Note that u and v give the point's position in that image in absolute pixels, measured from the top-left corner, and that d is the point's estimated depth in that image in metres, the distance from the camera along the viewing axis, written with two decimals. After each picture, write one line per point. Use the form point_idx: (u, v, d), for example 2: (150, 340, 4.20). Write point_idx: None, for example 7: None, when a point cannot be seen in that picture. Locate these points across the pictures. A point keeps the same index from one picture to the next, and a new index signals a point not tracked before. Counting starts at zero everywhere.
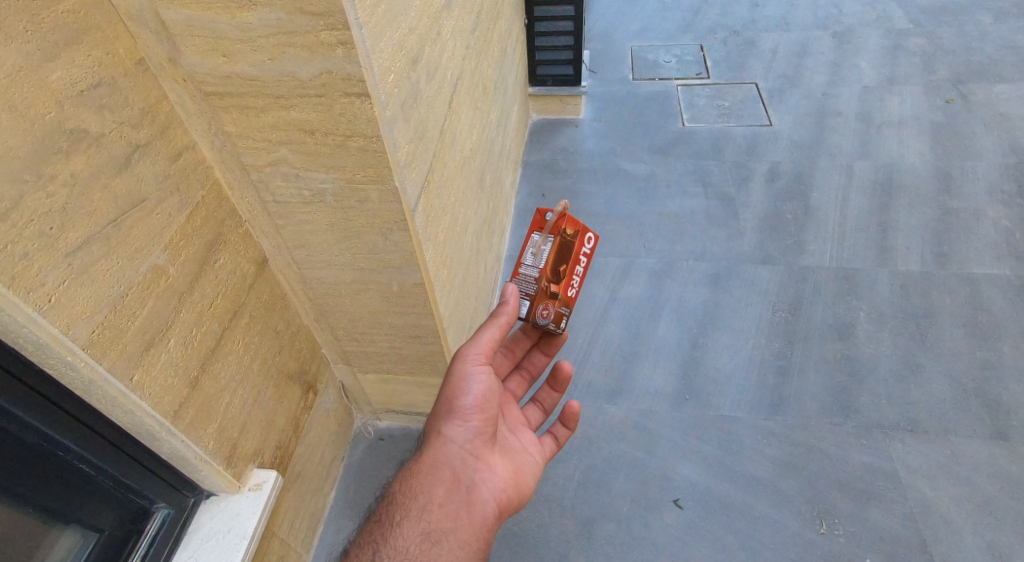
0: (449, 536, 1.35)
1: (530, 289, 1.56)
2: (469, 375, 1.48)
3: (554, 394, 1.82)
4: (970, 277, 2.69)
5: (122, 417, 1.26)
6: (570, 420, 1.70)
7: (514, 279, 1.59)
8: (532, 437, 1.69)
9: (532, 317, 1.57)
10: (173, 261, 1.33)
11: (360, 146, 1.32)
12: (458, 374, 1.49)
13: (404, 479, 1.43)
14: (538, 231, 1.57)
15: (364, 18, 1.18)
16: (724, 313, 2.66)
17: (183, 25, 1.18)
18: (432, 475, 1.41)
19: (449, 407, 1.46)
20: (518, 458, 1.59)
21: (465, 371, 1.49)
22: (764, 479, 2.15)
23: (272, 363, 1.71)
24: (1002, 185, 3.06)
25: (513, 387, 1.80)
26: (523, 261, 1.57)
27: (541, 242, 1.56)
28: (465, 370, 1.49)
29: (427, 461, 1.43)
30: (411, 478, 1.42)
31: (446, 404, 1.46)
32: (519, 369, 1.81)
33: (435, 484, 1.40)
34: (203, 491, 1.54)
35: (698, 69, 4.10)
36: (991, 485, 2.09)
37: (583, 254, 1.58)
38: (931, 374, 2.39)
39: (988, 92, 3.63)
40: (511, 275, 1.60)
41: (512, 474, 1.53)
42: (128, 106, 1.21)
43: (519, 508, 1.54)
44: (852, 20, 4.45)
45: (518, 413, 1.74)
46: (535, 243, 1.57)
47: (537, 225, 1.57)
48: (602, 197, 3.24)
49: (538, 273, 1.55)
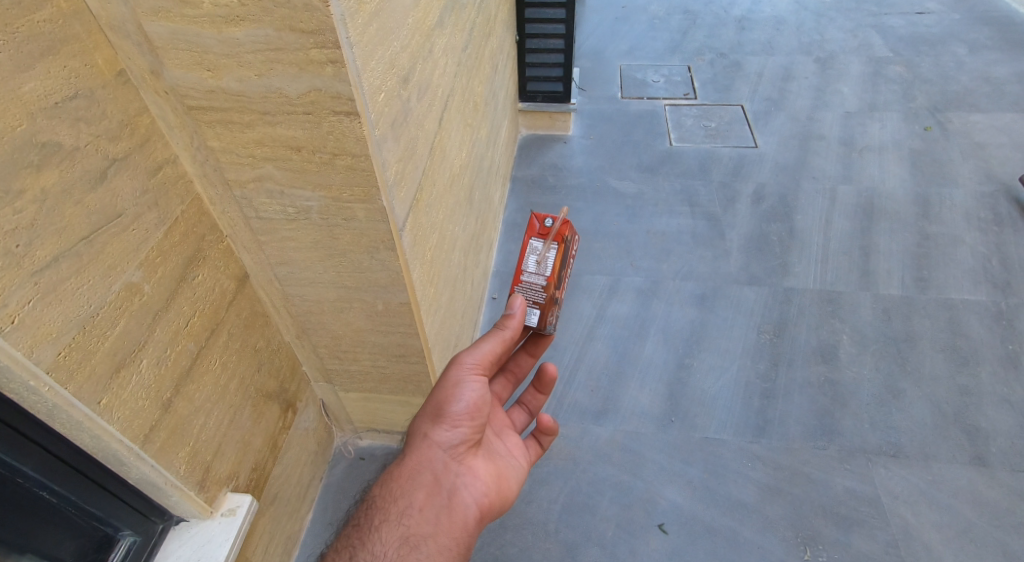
0: (428, 541, 1.30)
1: (538, 297, 1.49)
2: (458, 378, 1.42)
3: (540, 397, 1.72)
4: (949, 302, 2.72)
5: (88, 442, 1.20)
6: (547, 431, 1.64)
7: (516, 288, 1.50)
8: (518, 441, 1.62)
9: (542, 326, 1.51)
10: (148, 279, 1.29)
11: (347, 164, 1.29)
12: (449, 377, 1.42)
13: (384, 480, 1.37)
14: (535, 237, 1.48)
15: (355, 37, 1.15)
16: (710, 334, 2.65)
17: (167, 39, 1.14)
18: (412, 478, 1.35)
19: (435, 410, 1.39)
20: (503, 463, 1.52)
21: (455, 374, 1.42)
22: (748, 504, 2.12)
23: (250, 383, 1.65)
24: (978, 212, 3.11)
25: (496, 390, 1.72)
26: (524, 268, 1.49)
27: (544, 249, 1.47)
28: (455, 374, 1.42)
29: (409, 463, 1.37)
30: (392, 480, 1.36)
31: (433, 406, 1.40)
32: (503, 372, 1.71)
33: (416, 488, 1.35)
34: (172, 517, 1.48)
35: (685, 90, 4.14)
36: (971, 511, 2.09)
37: (573, 254, 1.55)
38: (912, 399, 2.39)
39: (965, 121, 3.70)
40: (512, 286, 1.50)
41: (495, 478, 1.47)
42: (105, 119, 1.16)
43: (502, 514, 1.48)
44: (835, 46, 4.53)
45: (505, 416, 1.66)
46: (535, 251, 1.48)
47: (533, 231, 1.47)
48: (589, 215, 3.23)
49: (545, 281, 1.48)
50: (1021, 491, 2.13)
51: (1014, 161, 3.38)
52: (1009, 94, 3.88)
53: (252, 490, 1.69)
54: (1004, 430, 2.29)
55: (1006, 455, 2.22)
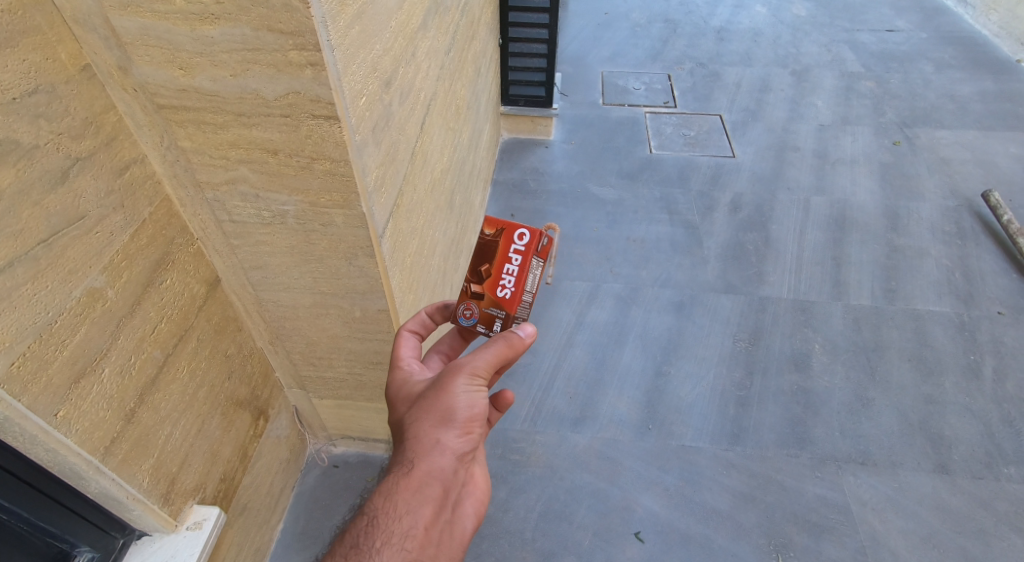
0: None
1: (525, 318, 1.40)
2: (470, 382, 1.21)
3: None
4: (916, 313, 2.77)
5: (43, 455, 1.14)
6: None
7: (516, 311, 1.35)
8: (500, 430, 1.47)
9: None
10: (112, 284, 1.22)
11: (326, 169, 1.25)
12: (459, 380, 1.20)
13: (384, 495, 1.15)
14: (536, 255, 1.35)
15: (336, 40, 1.12)
16: (687, 341, 2.66)
17: (136, 34, 1.09)
18: (419, 493, 1.15)
19: (445, 412, 1.19)
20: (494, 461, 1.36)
21: (465, 376, 1.21)
22: (723, 511, 2.13)
23: (219, 391, 1.59)
24: (943, 226, 3.18)
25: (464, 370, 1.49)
26: (525, 289, 1.35)
27: (538, 268, 1.37)
28: (467, 376, 1.21)
29: (413, 476, 1.15)
30: (391, 494, 1.14)
31: (442, 409, 1.19)
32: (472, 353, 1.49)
33: (422, 504, 1.14)
34: (134, 531, 1.41)
35: (665, 98, 4.16)
36: (935, 518, 2.13)
37: None
38: (881, 407, 2.43)
39: (931, 136, 3.78)
40: (513, 310, 1.34)
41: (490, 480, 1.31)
42: (68, 116, 1.11)
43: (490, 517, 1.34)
44: (810, 60, 4.61)
45: None
46: (533, 269, 1.35)
47: (536, 250, 1.34)
48: (569, 220, 3.22)
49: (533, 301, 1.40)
50: (981, 497, 2.18)
51: (976, 177, 3.47)
52: (973, 112, 3.98)
53: (219, 502, 1.63)
54: (966, 438, 2.34)
55: (968, 463, 2.27)
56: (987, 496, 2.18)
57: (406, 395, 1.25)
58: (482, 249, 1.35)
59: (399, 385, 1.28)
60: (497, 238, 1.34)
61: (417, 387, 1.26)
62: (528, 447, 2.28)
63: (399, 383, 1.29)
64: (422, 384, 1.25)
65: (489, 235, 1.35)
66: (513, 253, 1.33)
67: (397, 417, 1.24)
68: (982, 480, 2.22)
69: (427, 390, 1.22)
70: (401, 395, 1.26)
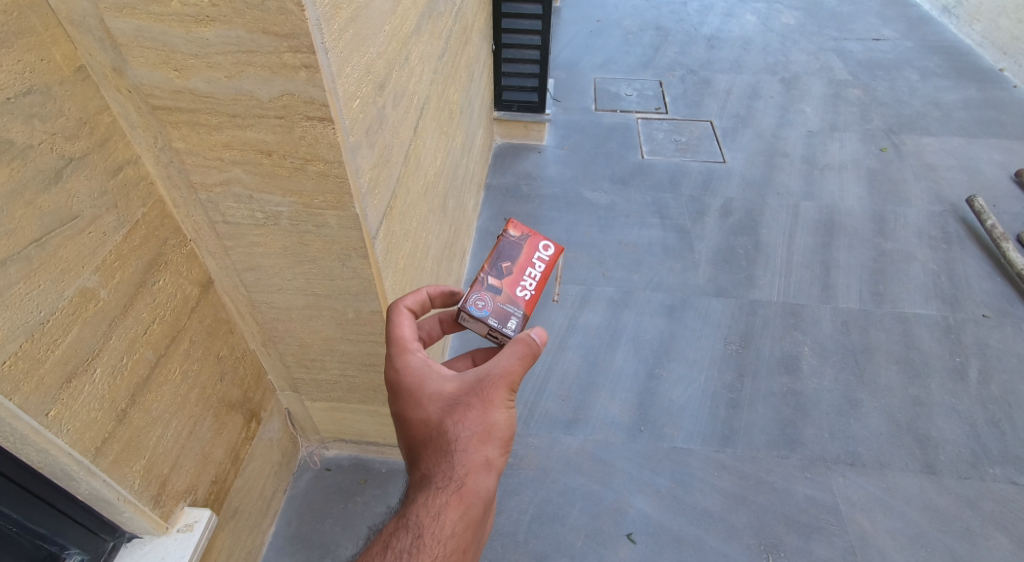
0: None
1: None
2: (512, 396, 1.21)
3: None
4: (903, 316, 2.80)
5: (34, 456, 1.14)
6: None
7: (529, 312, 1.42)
8: None
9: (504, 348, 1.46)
10: (105, 284, 1.23)
11: (320, 170, 1.26)
12: (502, 393, 1.20)
13: (429, 513, 1.11)
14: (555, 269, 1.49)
15: (331, 42, 1.13)
16: (679, 344, 2.68)
17: (131, 35, 1.09)
18: (464, 514, 1.12)
19: (490, 427, 1.17)
20: None
21: (508, 389, 1.20)
22: (714, 512, 2.14)
23: (211, 393, 1.59)
24: (929, 230, 3.22)
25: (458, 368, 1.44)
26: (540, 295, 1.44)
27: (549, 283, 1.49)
28: (510, 389, 1.21)
29: (460, 494, 1.13)
30: (438, 513, 1.11)
31: (487, 424, 1.17)
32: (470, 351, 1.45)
33: (465, 525, 1.12)
34: (124, 534, 1.41)
35: (657, 104, 4.20)
36: (922, 518, 2.15)
37: None
38: (869, 409, 2.45)
39: (917, 143, 3.83)
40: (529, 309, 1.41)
41: None
42: (62, 116, 1.11)
43: None
44: (799, 67, 4.66)
45: None
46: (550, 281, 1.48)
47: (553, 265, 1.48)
48: (562, 224, 3.24)
49: None
50: (968, 497, 2.20)
51: (961, 182, 3.52)
52: (957, 119, 4.04)
53: (211, 504, 1.62)
54: (952, 439, 2.36)
55: (955, 463, 2.29)
56: (973, 496, 2.21)
57: (437, 397, 1.21)
58: (506, 250, 1.46)
59: (424, 383, 1.23)
60: (525, 244, 1.47)
61: (449, 389, 1.22)
62: (521, 450, 2.29)
63: (423, 380, 1.24)
64: (456, 387, 1.22)
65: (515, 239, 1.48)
66: (537, 260, 1.46)
67: (429, 421, 1.20)
68: (968, 480, 2.25)
69: (466, 397, 1.20)
70: (430, 395, 1.22)
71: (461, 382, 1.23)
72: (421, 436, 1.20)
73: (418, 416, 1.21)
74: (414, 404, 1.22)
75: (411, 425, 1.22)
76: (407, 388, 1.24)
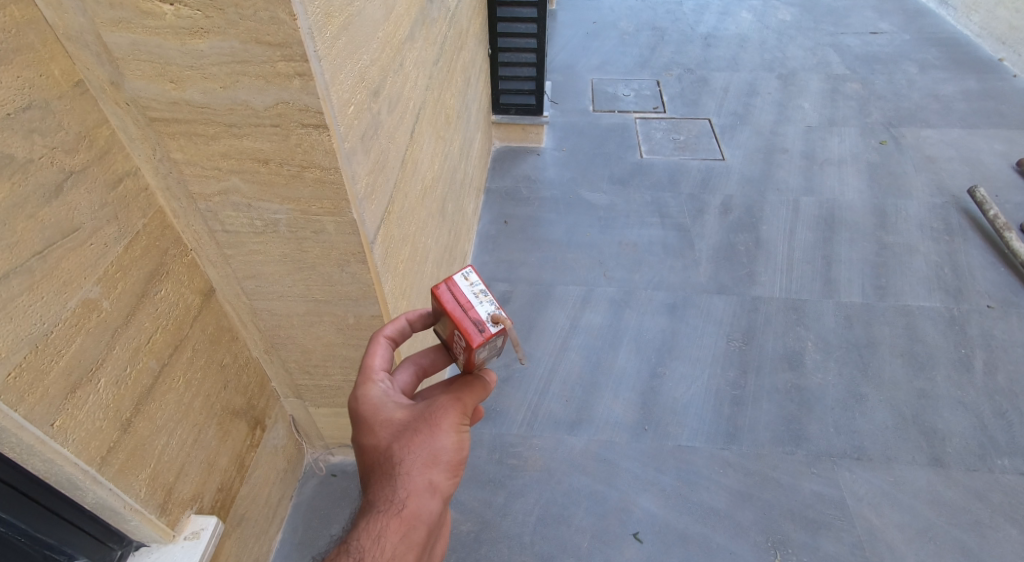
0: None
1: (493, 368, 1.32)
2: (461, 422, 1.17)
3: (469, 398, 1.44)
4: (906, 309, 2.80)
5: (40, 466, 1.15)
6: None
7: None
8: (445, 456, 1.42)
9: None
10: (107, 295, 1.24)
11: (316, 177, 1.27)
12: (452, 418, 1.15)
13: (371, 537, 1.07)
14: (483, 353, 1.19)
15: (323, 50, 1.14)
16: (681, 342, 2.68)
17: (127, 49, 1.11)
18: (406, 537, 1.08)
19: (436, 451, 1.13)
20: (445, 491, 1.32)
21: (458, 414, 1.16)
22: (720, 510, 2.14)
23: (215, 400, 1.60)
24: (931, 223, 3.22)
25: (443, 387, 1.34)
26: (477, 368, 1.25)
27: (489, 353, 1.22)
28: (459, 414, 1.16)
29: (401, 518, 1.09)
30: (379, 536, 1.07)
31: (435, 448, 1.13)
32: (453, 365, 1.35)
33: (408, 548, 1.08)
34: (132, 542, 1.41)
35: (655, 104, 4.21)
36: (930, 511, 2.14)
37: None
38: (874, 403, 2.45)
39: (917, 136, 3.82)
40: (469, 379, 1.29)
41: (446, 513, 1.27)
42: (62, 130, 1.13)
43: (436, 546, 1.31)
44: (796, 63, 4.66)
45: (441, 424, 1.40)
46: (484, 359, 1.22)
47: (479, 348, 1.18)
48: (562, 226, 3.25)
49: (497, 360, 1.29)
50: (976, 489, 2.19)
51: (962, 174, 3.51)
52: (957, 110, 4.03)
53: (217, 511, 1.63)
54: (959, 431, 2.36)
55: (961, 455, 2.28)
56: (981, 488, 2.20)
57: (388, 422, 1.17)
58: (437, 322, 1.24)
59: (376, 407, 1.19)
60: (443, 325, 1.21)
61: (399, 415, 1.17)
62: (525, 451, 2.30)
63: (375, 406, 1.19)
64: (407, 413, 1.17)
65: (439, 314, 1.22)
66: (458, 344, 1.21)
67: (379, 447, 1.16)
68: (976, 473, 2.24)
69: (415, 422, 1.15)
70: (380, 421, 1.17)
71: (412, 408, 1.18)
72: (371, 461, 1.16)
73: (368, 441, 1.17)
74: (365, 430, 1.18)
75: (362, 449, 1.18)
76: (358, 413, 1.20)
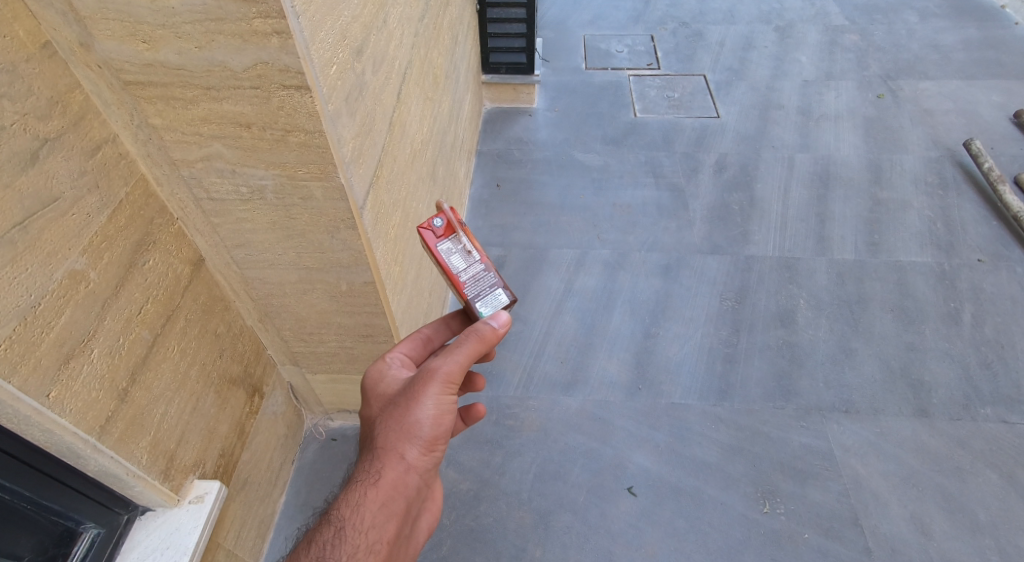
0: None
1: (488, 278, 1.27)
2: (444, 393, 1.15)
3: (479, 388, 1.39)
4: (898, 264, 2.80)
5: (39, 436, 1.16)
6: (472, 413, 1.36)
7: (466, 291, 1.25)
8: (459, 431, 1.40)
9: (506, 296, 1.27)
10: (94, 265, 1.22)
11: (301, 141, 1.24)
12: (431, 391, 1.14)
13: (349, 505, 1.09)
14: (441, 240, 1.28)
15: (301, 6, 1.10)
16: (675, 303, 2.69)
17: (94, 8, 1.07)
18: (385, 507, 1.10)
19: (414, 423, 1.14)
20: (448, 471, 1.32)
21: (440, 385, 1.14)
22: (712, 464, 2.18)
23: (212, 369, 1.60)
24: (925, 177, 3.19)
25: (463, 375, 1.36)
26: (455, 269, 1.26)
27: (453, 245, 1.28)
28: (442, 385, 1.14)
29: (379, 488, 1.10)
30: (357, 505, 1.09)
31: (413, 420, 1.13)
32: None
33: (386, 517, 1.10)
34: (137, 507, 1.43)
35: (649, 60, 4.12)
36: (915, 459, 2.18)
37: None
38: (864, 357, 2.47)
39: (915, 88, 3.77)
40: (459, 289, 1.25)
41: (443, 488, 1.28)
42: (33, 95, 1.09)
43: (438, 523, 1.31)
44: (794, 15, 4.56)
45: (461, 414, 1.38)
46: (452, 251, 1.27)
47: (434, 238, 1.28)
48: (556, 188, 3.22)
49: (480, 262, 1.28)
50: (959, 437, 2.23)
51: (958, 126, 3.47)
52: (956, 61, 3.96)
53: (220, 476, 1.65)
54: (945, 383, 2.39)
55: (947, 406, 2.32)
56: (964, 436, 2.23)
57: (382, 395, 1.21)
58: None
59: (376, 382, 1.24)
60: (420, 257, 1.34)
61: (392, 390, 1.21)
62: (522, 413, 2.32)
63: (376, 380, 1.25)
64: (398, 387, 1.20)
65: None
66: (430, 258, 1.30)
67: (371, 419, 1.20)
68: (959, 422, 2.27)
69: (399, 396, 1.17)
70: (376, 394, 1.22)
71: (404, 382, 1.21)
72: (365, 433, 1.20)
73: (365, 413, 1.22)
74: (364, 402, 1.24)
75: (361, 421, 1.23)
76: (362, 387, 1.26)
